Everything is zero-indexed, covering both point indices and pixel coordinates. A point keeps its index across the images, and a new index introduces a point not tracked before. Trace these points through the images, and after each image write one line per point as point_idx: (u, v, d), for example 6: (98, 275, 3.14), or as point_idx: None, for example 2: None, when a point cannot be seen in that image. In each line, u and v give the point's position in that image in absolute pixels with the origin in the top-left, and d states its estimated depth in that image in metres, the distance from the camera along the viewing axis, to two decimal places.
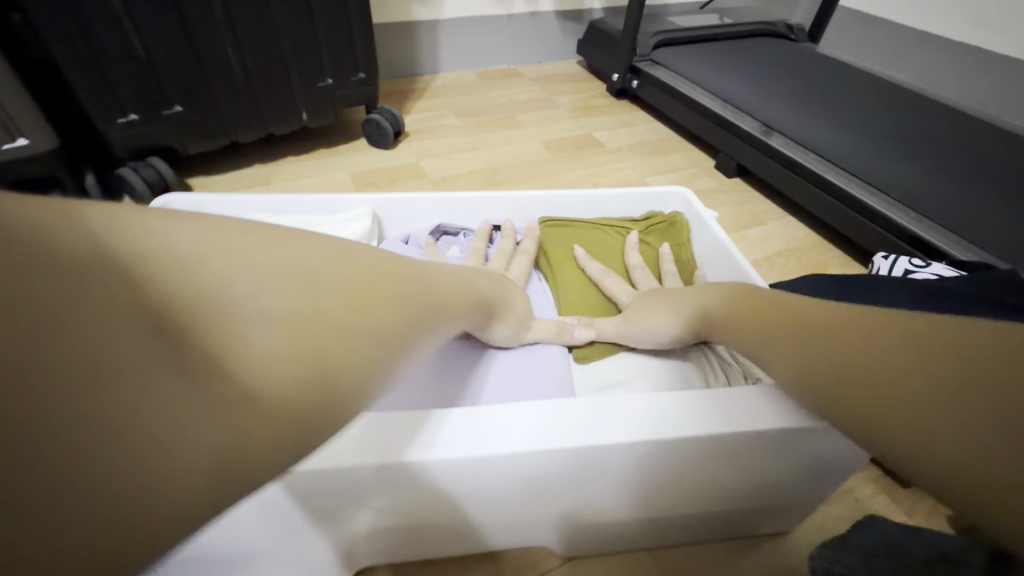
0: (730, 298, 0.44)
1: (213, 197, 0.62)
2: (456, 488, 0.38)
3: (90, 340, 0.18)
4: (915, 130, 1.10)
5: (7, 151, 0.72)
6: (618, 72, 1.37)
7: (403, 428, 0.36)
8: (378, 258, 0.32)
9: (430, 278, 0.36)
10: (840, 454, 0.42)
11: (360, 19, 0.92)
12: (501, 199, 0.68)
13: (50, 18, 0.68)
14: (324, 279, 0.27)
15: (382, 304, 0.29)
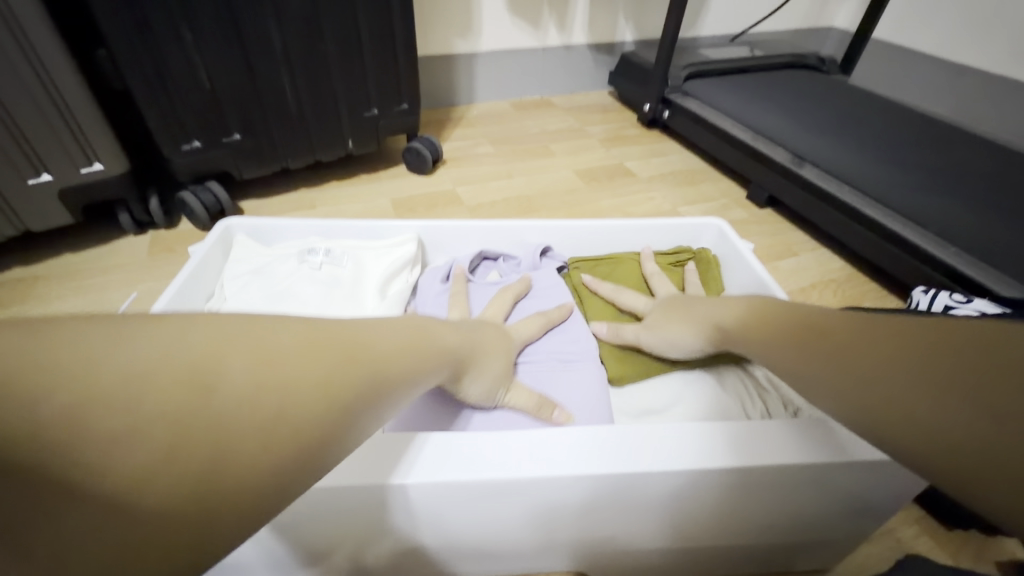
0: (748, 314, 0.47)
1: (272, 222, 0.66)
2: (502, 510, 0.40)
3: None
4: (952, 163, 1.09)
5: (84, 174, 0.78)
6: (650, 103, 1.40)
7: (435, 451, 0.38)
8: (305, 333, 0.30)
9: (371, 342, 0.34)
10: (877, 492, 0.42)
11: (406, 54, 0.97)
12: (540, 227, 0.71)
13: (130, 55, 0.75)
14: (228, 365, 0.25)
15: (297, 382, 0.27)
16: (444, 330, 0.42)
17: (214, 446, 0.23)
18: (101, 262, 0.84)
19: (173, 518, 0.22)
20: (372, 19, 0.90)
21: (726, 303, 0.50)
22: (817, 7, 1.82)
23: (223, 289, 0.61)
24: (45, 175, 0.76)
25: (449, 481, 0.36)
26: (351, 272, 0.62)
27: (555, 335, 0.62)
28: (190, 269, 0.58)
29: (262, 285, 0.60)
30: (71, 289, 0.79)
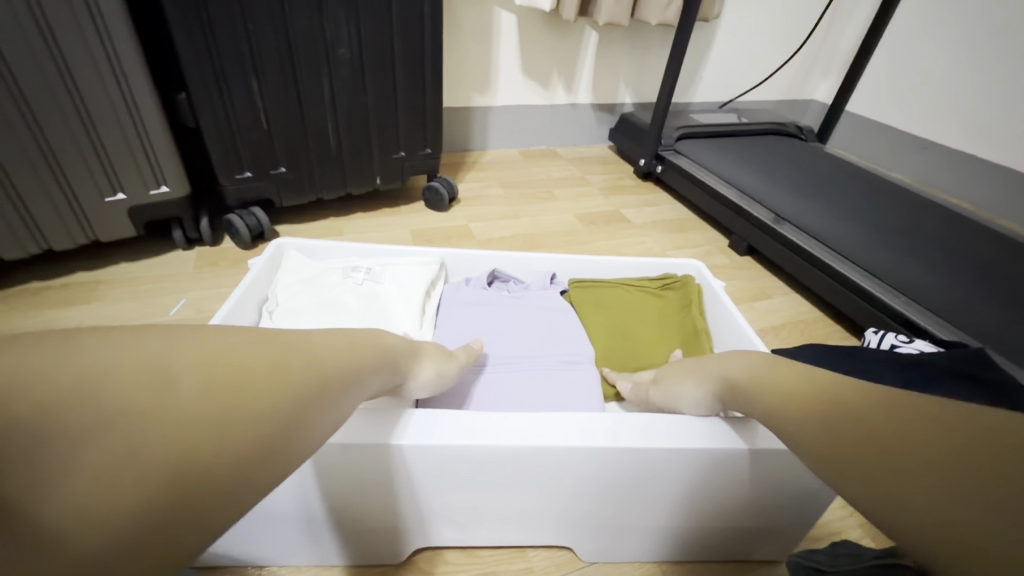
0: (759, 377, 0.44)
1: (322, 245, 0.78)
2: (508, 476, 0.49)
3: (68, 412, 0.22)
4: (910, 224, 1.23)
5: (152, 195, 0.91)
6: (645, 158, 1.56)
7: (464, 423, 0.48)
8: (238, 349, 0.31)
9: (302, 357, 0.35)
10: (815, 484, 0.52)
11: (433, 105, 1.12)
12: (543, 258, 0.82)
13: (205, 96, 0.88)
14: (263, 360, 0.31)
15: (310, 380, 0.34)
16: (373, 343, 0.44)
17: (226, 413, 0.27)
18: (155, 272, 0.96)
19: (205, 473, 0.25)
20: (408, 77, 1.05)
21: (734, 361, 0.48)
22: (798, 82, 2.02)
23: (274, 297, 0.71)
24: (121, 194, 0.88)
25: (471, 444, 0.46)
26: (388, 287, 0.73)
27: (560, 345, 0.72)
28: (249, 281, 0.69)
29: (311, 294, 0.71)
30: (130, 293, 0.90)
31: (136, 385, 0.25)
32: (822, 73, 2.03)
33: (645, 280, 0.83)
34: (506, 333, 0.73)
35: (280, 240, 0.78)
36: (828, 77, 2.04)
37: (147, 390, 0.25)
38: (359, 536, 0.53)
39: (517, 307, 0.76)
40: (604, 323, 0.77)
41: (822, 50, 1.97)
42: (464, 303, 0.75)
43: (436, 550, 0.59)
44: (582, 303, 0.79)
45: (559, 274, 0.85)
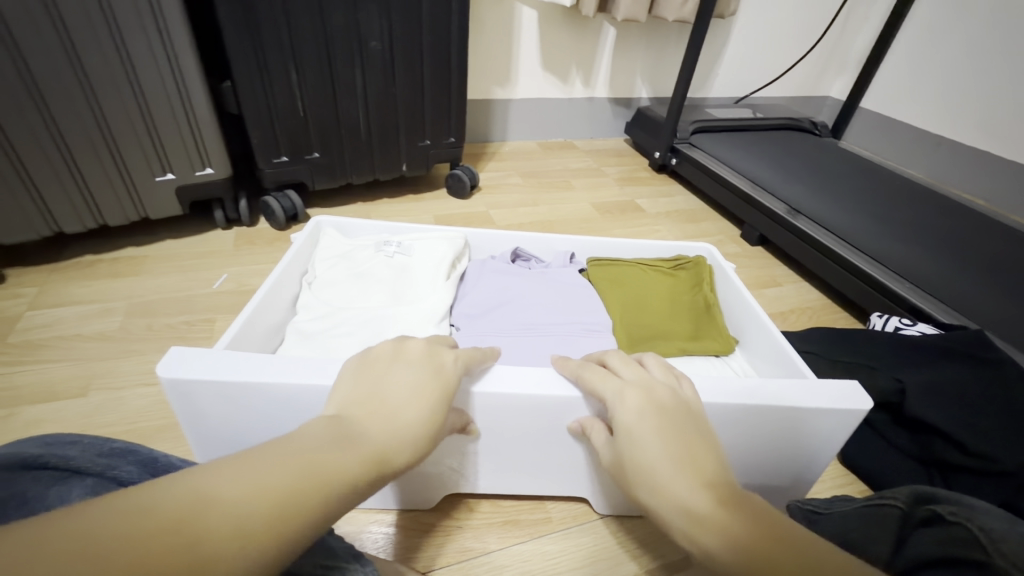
0: (731, 538, 0.33)
1: (357, 222, 0.84)
2: (532, 426, 0.54)
3: (99, 533, 0.23)
4: (920, 218, 1.25)
5: (198, 176, 0.98)
6: (660, 151, 1.60)
7: (516, 374, 0.53)
8: (238, 471, 0.28)
9: (208, 521, 0.25)
10: (824, 439, 0.56)
11: (457, 95, 1.17)
12: (559, 238, 0.88)
13: (249, 83, 0.95)
14: (290, 466, 0.29)
15: (336, 475, 0.31)
16: (339, 470, 0.31)
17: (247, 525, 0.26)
18: (199, 249, 1.02)
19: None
20: (435, 70, 1.11)
21: (717, 504, 0.35)
22: (813, 78, 2.05)
23: (314, 268, 0.78)
24: (169, 174, 0.95)
25: (509, 393, 0.51)
26: (420, 261, 0.79)
27: (578, 316, 0.77)
28: (294, 252, 0.75)
29: (348, 266, 0.78)
30: (176, 268, 0.97)
31: (169, 523, 0.24)
32: (839, 71, 2.06)
33: (658, 259, 0.88)
34: (528, 303, 0.78)
35: (318, 221, 0.83)
36: (844, 73, 2.06)
37: (185, 508, 0.25)
38: (398, 484, 0.58)
39: (538, 282, 0.81)
40: (621, 293, 0.82)
41: (838, 48, 1.99)
42: (493, 271, 0.82)
43: (462, 500, 0.64)
44: (599, 279, 0.84)
45: (574, 251, 0.90)
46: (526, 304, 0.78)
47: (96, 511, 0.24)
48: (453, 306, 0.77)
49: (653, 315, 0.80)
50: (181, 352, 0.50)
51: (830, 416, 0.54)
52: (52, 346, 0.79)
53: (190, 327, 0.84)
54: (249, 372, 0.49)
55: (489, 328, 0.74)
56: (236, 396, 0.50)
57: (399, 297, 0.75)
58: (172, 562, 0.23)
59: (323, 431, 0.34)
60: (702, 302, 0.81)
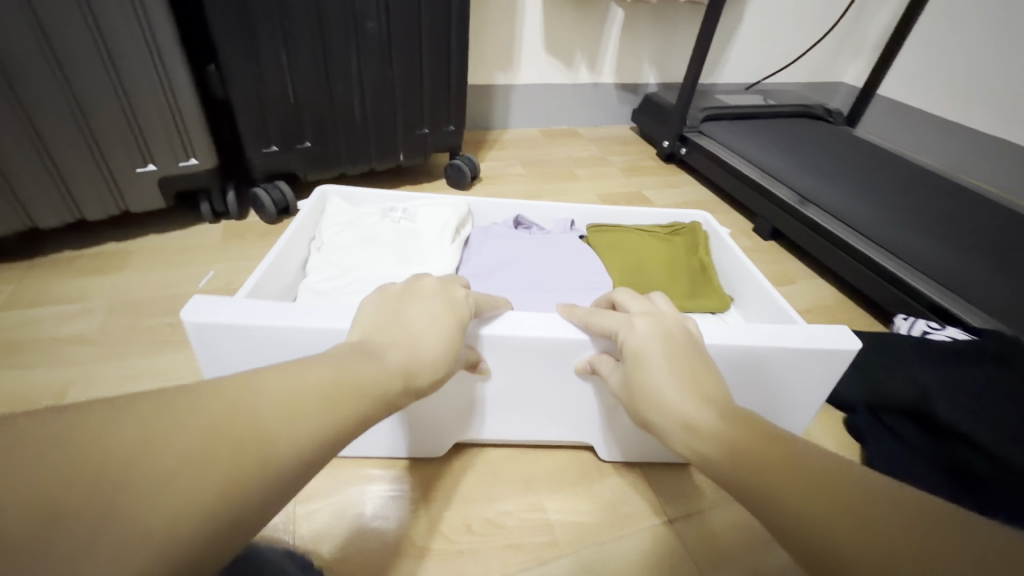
0: (728, 444, 0.35)
1: (359, 194, 0.87)
2: (540, 367, 0.58)
3: (154, 416, 0.23)
4: (942, 209, 1.20)
5: (182, 167, 0.92)
6: (668, 139, 1.53)
7: (527, 319, 0.57)
8: (278, 373, 0.29)
9: (262, 407, 0.27)
10: (809, 373, 0.61)
11: (457, 79, 1.11)
12: (556, 206, 0.92)
13: (236, 67, 0.88)
14: (326, 373, 0.32)
15: (367, 382, 0.33)
16: (369, 377, 0.34)
17: (296, 411, 0.28)
18: (185, 243, 0.97)
19: (272, 466, 0.25)
20: (434, 54, 1.04)
21: (727, 422, 0.36)
22: (827, 63, 1.98)
23: (322, 234, 0.80)
24: (151, 165, 0.89)
25: (520, 336, 0.55)
26: (426, 226, 0.82)
27: (579, 275, 0.80)
28: (300, 220, 0.77)
29: (355, 232, 0.79)
30: (160, 264, 0.92)
31: (226, 409, 0.25)
32: (853, 56, 1.99)
33: (655, 226, 0.91)
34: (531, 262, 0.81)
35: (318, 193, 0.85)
36: (859, 58, 2.00)
37: (236, 398, 0.26)
38: (408, 430, 0.63)
39: (540, 244, 0.84)
40: (621, 256, 0.85)
41: (854, 32, 1.91)
42: (496, 233, 0.85)
43: (462, 518, 0.60)
44: (598, 245, 0.87)
45: (573, 220, 0.93)
46: (528, 264, 0.80)
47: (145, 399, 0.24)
48: (458, 266, 0.81)
49: (652, 274, 0.83)
50: (201, 300, 0.52)
51: (814, 357, 0.59)
52: (25, 349, 0.74)
53: (174, 329, 0.80)
54: (277, 318, 0.51)
55: (493, 285, 0.77)
56: (263, 342, 0.52)
57: (406, 259, 0.77)
58: (235, 442, 0.24)
59: (348, 351, 0.36)
60: (698, 265, 0.83)
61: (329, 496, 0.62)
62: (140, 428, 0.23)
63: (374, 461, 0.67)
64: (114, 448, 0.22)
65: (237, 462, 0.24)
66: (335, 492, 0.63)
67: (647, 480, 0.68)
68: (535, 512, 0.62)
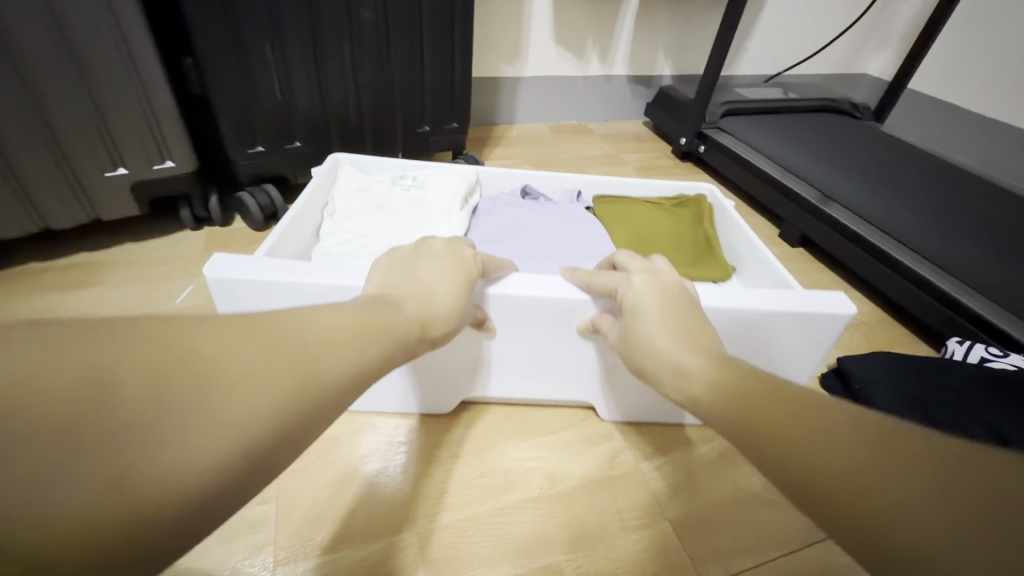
0: (717, 386, 0.37)
1: (372, 163, 0.88)
2: (547, 329, 0.59)
3: (211, 340, 0.27)
4: (988, 213, 1.10)
5: (157, 171, 0.84)
6: (686, 137, 1.44)
7: (536, 281, 0.57)
8: (315, 316, 0.33)
9: (302, 341, 0.30)
10: (804, 340, 0.60)
11: (462, 72, 1.01)
12: (565, 175, 0.92)
13: (216, 62, 0.80)
14: (355, 318, 0.35)
15: (390, 329, 0.37)
16: (392, 325, 0.37)
17: (328, 347, 0.31)
18: (164, 254, 0.89)
19: (310, 391, 0.29)
20: (436, 44, 0.95)
21: (716, 367, 0.39)
22: (851, 54, 1.88)
23: (334, 202, 0.82)
24: (122, 169, 0.81)
25: (527, 295, 0.56)
26: (434, 194, 0.83)
27: (587, 241, 0.81)
28: (313, 186, 0.78)
29: (366, 199, 0.81)
30: (135, 277, 0.83)
31: (272, 340, 0.29)
32: (877, 48, 1.90)
33: (660, 198, 0.92)
34: (540, 228, 0.82)
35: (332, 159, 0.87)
36: (884, 49, 1.90)
37: (281, 332, 0.30)
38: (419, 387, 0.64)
39: (548, 213, 0.84)
40: (628, 225, 0.86)
41: (880, 21, 1.81)
42: (504, 201, 0.86)
43: None
44: (604, 214, 0.88)
45: (580, 190, 0.94)
46: (537, 230, 0.80)
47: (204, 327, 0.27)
48: (467, 232, 0.82)
49: (658, 241, 0.84)
50: (223, 259, 0.52)
51: (808, 322, 0.58)
52: None
53: None
54: (301, 274, 0.52)
55: (504, 249, 0.79)
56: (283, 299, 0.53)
57: (416, 225, 0.80)
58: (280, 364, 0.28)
59: (373, 302, 0.40)
60: (703, 237, 0.85)
61: (298, 563, 0.51)
62: (200, 345, 0.26)
63: (356, 514, 0.56)
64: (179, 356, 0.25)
65: (283, 380, 0.27)
66: (306, 555, 0.52)
67: (677, 532, 0.58)
68: None
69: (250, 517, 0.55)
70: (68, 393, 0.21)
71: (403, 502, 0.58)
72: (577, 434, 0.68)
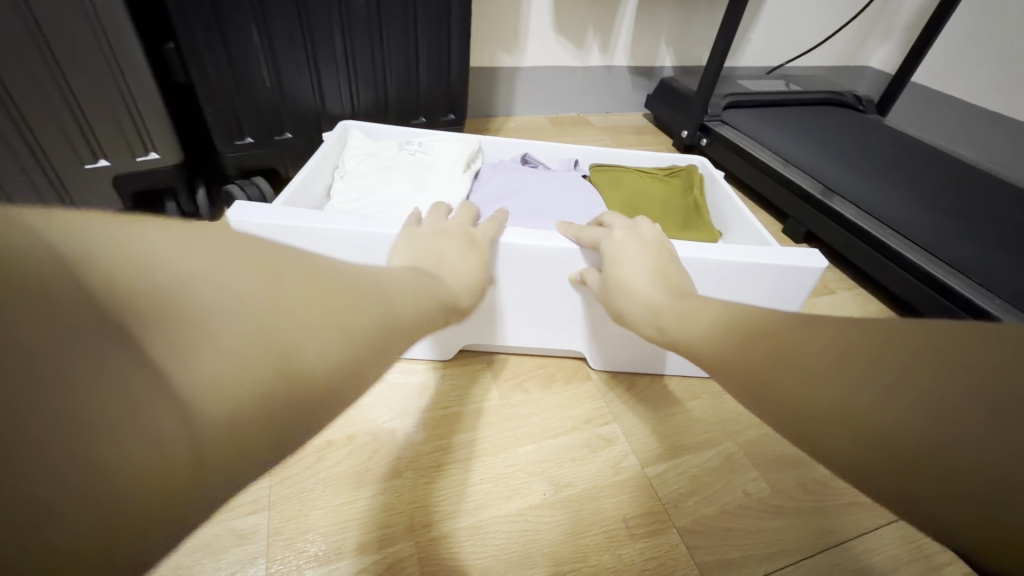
0: (679, 315, 0.44)
1: (382, 130, 0.87)
2: (542, 280, 0.63)
3: (316, 275, 0.30)
4: (997, 209, 1.08)
5: (140, 162, 0.80)
6: (688, 130, 1.41)
7: (526, 235, 0.61)
8: (379, 274, 0.38)
9: (379, 296, 0.35)
10: (779, 290, 0.63)
11: (459, 61, 0.98)
12: (561, 144, 0.91)
13: (200, 50, 0.76)
14: (409, 283, 0.41)
15: (433, 297, 0.43)
16: (435, 294, 0.44)
17: (397, 304, 0.36)
18: None
19: (384, 339, 0.33)
20: (432, 32, 0.91)
21: (678, 299, 0.47)
22: (854, 46, 1.85)
23: (344, 164, 0.81)
24: (103, 161, 0.77)
25: (521, 244, 0.60)
26: (438, 159, 0.82)
27: (586, 207, 0.79)
28: (324, 148, 0.78)
29: (375, 162, 0.80)
30: None
31: (359, 291, 0.33)
32: (880, 39, 1.87)
33: (656, 167, 0.91)
34: (538, 193, 0.80)
35: (342, 124, 0.86)
36: (887, 40, 1.88)
37: (365, 283, 0.34)
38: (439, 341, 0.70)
39: (547, 178, 0.84)
40: (623, 194, 0.85)
41: (884, 13, 1.79)
42: (503, 168, 0.85)
43: None
44: (600, 184, 0.87)
45: (578, 159, 0.93)
46: (536, 192, 0.80)
47: (311, 265, 0.30)
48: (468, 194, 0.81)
49: (654, 207, 0.83)
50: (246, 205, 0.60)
51: (782, 274, 0.61)
52: None
53: None
54: (321, 222, 0.59)
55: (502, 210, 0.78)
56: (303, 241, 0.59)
57: (421, 186, 0.78)
58: (365, 312, 0.32)
59: (414, 270, 0.46)
60: (691, 202, 0.83)
61: None
62: (312, 281, 0.29)
63: (351, 524, 0.53)
64: (297, 286, 0.28)
65: (368, 327, 0.31)
66: (300, 568, 0.49)
67: (686, 542, 0.56)
68: None
69: (239, 528, 0.52)
70: (250, 301, 0.25)
71: (401, 512, 0.55)
72: (579, 438, 0.65)
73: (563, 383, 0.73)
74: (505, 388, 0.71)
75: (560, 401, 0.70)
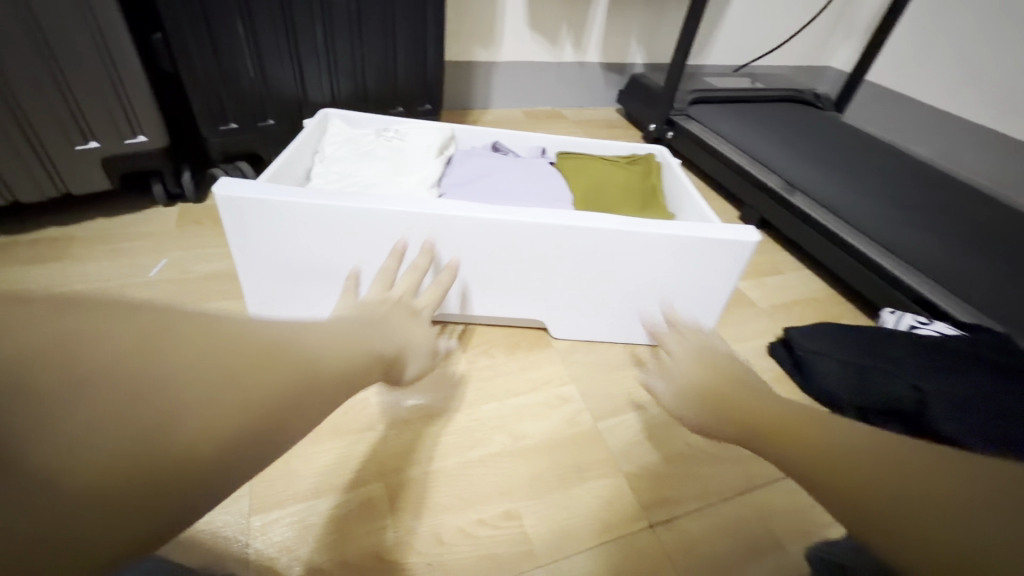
0: (697, 391, 0.45)
1: (362, 119, 0.92)
2: (505, 254, 0.69)
3: (233, 331, 0.25)
4: (931, 199, 1.18)
5: (127, 145, 0.84)
6: (656, 123, 1.48)
7: (488, 212, 0.66)
8: (318, 331, 0.35)
9: (306, 350, 0.30)
10: (718, 263, 0.70)
11: (434, 54, 1.03)
12: (531, 133, 0.97)
13: (187, 41, 0.81)
14: (344, 337, 0.37)
15: (368, 347, 0.40)
16: (372, 347, 0.41)
17: (324, 359, 0.31)
18: (136, 228, 0.90)
19: (309, 398, 0.28)
20: (409, 26, 0.97)
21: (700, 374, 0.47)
22: (816, 47, 1.95)
23: (323, 149, 0.86)
24: (92, 143, 0.82)
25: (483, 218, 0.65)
26: (413, 144, 0.88)
27: (549, 190, 0.86)
28: (305, 134, 0.83)
29: (352, 148, 0.86)
30: (105, 253, 0.83)
31: (285, 348, 0.28)
32: (841, 40, 1.97)
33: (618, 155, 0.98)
34: (506, 175, 0.86)
35: (324, 112, 0.91)
36: (848, 41, 1.98)
37: (291, 337, 0.29)
38: None
39: (515, 164, 0.90)
40: (586, 178, 0.91)
41: (844, 15, 1.88)
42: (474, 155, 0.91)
43: (433, 530, 0.55)
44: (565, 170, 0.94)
45: (545, 147, 0.99)
46: (503, 175, 0.86)
47: (229, 319, 0.26)
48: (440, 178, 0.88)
49: (615, 189, 0.89)
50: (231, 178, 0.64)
51: (719, 248, 0.68)
52: None
53: None
54: (300, 196, 0.64)
55: (470, 192, 0.83)
56: (277, 212, 0.64)
57: (398, 168, 0.84)
58: (287, 369, 0.27)
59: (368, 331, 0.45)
60: (649, 187, 0.90)
61: (270, 512, 0.54)
62: (226, 338, 0.24)
63: (326, 468, 0.59)
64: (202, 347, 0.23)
65: (288, 388, 0.26)
66: (279, 504, 0.55)
67: (630, 484, 0.63)
68: (509, 521, 0.56)
69: None
70: (118, 373, 0.20)
71: (372, 459, 0.61)
72: (538, 397, 0.72)
73: (525, 351, 0.79)
74: (472, 353, 0.77)
75: (522, 365, 0.77)
